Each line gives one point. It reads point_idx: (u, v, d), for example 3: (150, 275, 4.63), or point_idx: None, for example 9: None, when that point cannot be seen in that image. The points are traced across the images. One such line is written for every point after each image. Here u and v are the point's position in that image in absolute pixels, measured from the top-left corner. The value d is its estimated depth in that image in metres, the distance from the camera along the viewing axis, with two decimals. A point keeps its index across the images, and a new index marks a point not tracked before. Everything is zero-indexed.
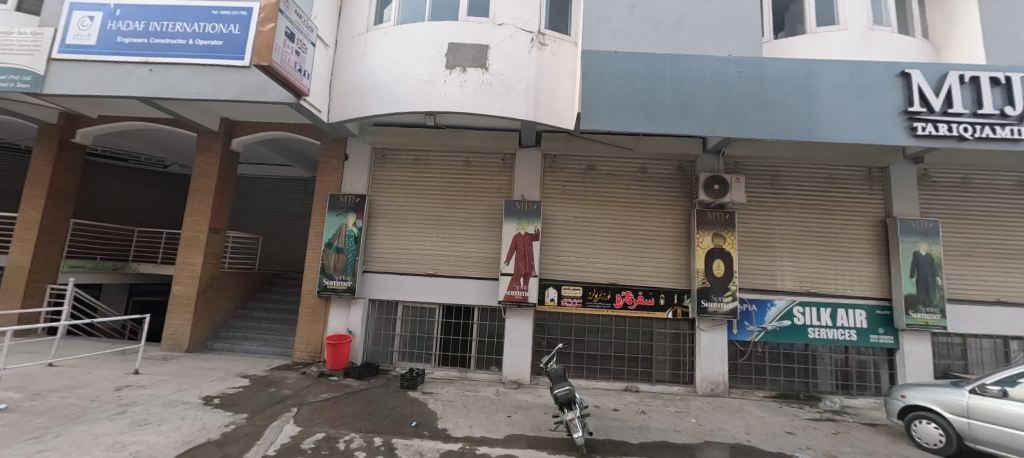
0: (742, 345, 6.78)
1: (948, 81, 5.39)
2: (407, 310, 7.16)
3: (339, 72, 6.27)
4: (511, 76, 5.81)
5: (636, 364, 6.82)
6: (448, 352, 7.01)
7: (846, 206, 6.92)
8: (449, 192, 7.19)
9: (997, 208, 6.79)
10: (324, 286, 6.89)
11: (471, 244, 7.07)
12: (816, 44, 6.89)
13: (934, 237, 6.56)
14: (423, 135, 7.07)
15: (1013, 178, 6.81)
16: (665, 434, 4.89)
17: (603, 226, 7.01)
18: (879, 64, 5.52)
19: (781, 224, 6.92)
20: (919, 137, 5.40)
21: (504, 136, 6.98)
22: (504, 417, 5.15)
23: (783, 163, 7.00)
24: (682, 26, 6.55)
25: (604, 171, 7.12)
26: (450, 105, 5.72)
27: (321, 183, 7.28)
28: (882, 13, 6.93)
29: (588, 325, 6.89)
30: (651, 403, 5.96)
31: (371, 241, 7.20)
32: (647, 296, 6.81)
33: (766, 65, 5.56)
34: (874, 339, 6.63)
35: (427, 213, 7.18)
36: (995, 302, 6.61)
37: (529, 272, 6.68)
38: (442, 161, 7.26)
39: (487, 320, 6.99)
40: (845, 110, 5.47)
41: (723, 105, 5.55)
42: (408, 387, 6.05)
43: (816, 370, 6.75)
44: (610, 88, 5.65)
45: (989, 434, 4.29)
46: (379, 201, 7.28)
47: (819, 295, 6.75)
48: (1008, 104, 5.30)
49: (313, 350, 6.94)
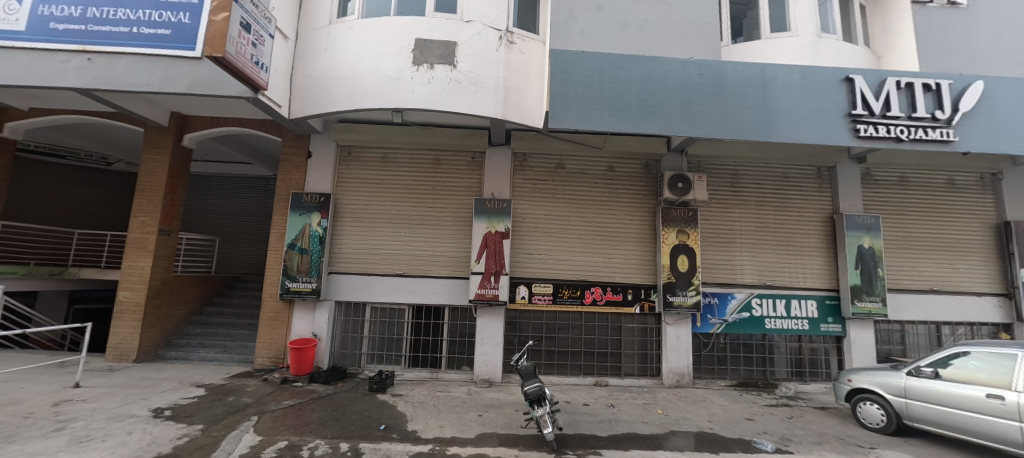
0: (705, 337, 7.05)
1: (887, 87, 5.79)
2: (375, 311, 7.00)
3: (300, 66, 6.03)
4: (479, 73, 5.77)
5: (605, 359, 6.95)
6: (419, 353, 6.90)
7: (799, 203, 7.33)
8: (418, 191, 7.07)
9: (930, 204, 7.38)
10: (287, 289, 6.62)
11: (441, 243, 6.99)
12: (769, 49, 7.24)
13: (876, 231, 7.06)
14: (390, 132, 6.91)
15: (942, 177, 7.44)
16: (633, 426, 5.02)
17: (572, 224, 7.10)
18: (827, 69, 5.86)
19: (740, 220, 7.24)
20: (861, 139, 5.79)
21: (473, 134, 6.93)
22: (475, 417, 5.13)
23: (742, 163, 7.32)
24: (647, 29, 6.75)
25: (573, 169, 7.21)
26: (418, 102, 5.62)
27: (282, 181, 6.98)
28: (829, 22, 7.37)
29: (558, 322, 6.97)
30: (620, 397, 6.10)
31: (337, 241, 6.98)
32: (615, 292, 6.97)
33: (725, 68, 5.80)
34: (825, 328, 7.06)
35: (396, 212, 7.03)
36: (929, 291, 7.19)
37: (499, 270, 6.68)
38: (411, 159, 7.13)
39: (458, 319, 6.94)
40: (797, 112, 5.78)
41: (686, 106, 5.75)
42: (377, 390, 5.91)
43: (773, 359, 7.12)
44: (578, 87, 5.73)
45: (924, 412, 4.66)
46: (345, 200, 7.07)
47: (776, 287, 7.12)
48: (939, 108, 5.76)
49: (275, 355, 6.65)
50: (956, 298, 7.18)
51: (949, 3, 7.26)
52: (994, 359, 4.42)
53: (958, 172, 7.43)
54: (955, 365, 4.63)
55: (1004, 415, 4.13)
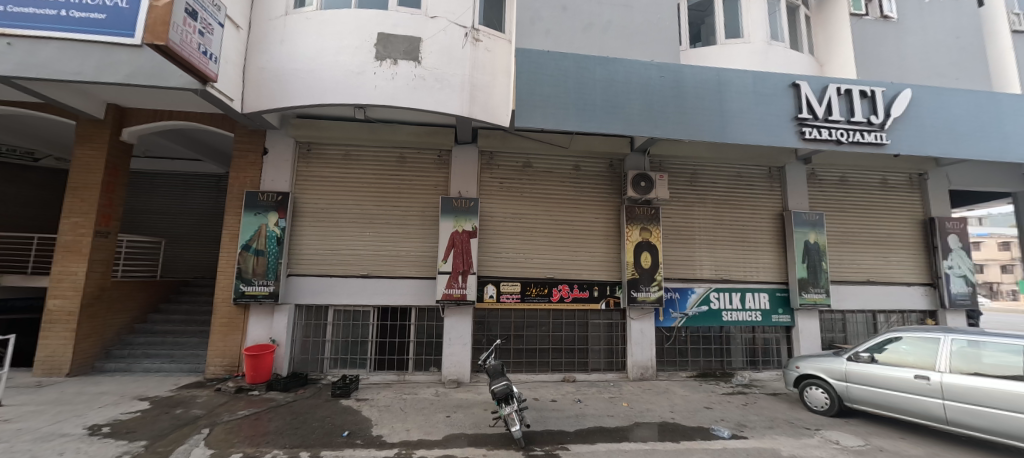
0: (667, 330, 7.31)
1: (828, 93, 6.22)
2: (338, 314, 6.77)
3: (253, 58, 5.72)
4: (445, 70, 5.69)
5: (573, 355, 7.06)
6: (384, 355, 6.73)
7: (752, 201, 7.73)
8: (383, 190, 6.89)
9: (867, 202, 7.99)
10: (241, 293, 6.28)
11: (407, 242, 6.84)
12: (724, 55, 7.60)
13: (820, 228, 7.56)
14: (352, 129, 6.69)
15: (877, 177, 8.08)
16: (599, 420, 5.13)
17: (540, 223, 7.16)
18: (776, 74, 6.21)
19: (699, 217, 7.56)
20: (807, 141, 6.19)
21: (439, 132, 6.84)
22: (443, 418, 5.07)
23: (700, 162, 7.63)
24: (610, 31, 6.93)
25: (539, 168, 7.26)
26: (381, 98, 5.47)
27: (235, 179, 6.61)
28: (778, 30, 7.82)
29: (526, 319, 7.01)
30: (587, 392, 6.22)
31: (296, 242, 6.69)
32: (582, 289, 7.08)
33: (684, 71, 6.01)
34: (776, 319, 7.50)
35: (359, 211, 6.82)
36: (866, 282, 7.79)
37: (467, 270, 6.63)
38: (374, 156, 6.93)
39: (425, 320, 6.83)
40: (749, 115, 6.10)
41: (647, 107, 5.93)
42: (340, 395, 5.72)
43: (729, 349, 7.49)
44: (544, 86, 5.78)
45: (861, 394, 5.06)
46: (305, 199, 6.78)
47: (731, 281, 7.49)
48: (873, 113, 6.24)
49: (229, 363, 6.30)
50: (889, 288, 7.82)
51: (882, 17, 7.89)
52: (921, 342, 4.83)
53: (891, 172, 8.09)
54: (889, 349, 5.04)
55: (929, 393, 4.53)
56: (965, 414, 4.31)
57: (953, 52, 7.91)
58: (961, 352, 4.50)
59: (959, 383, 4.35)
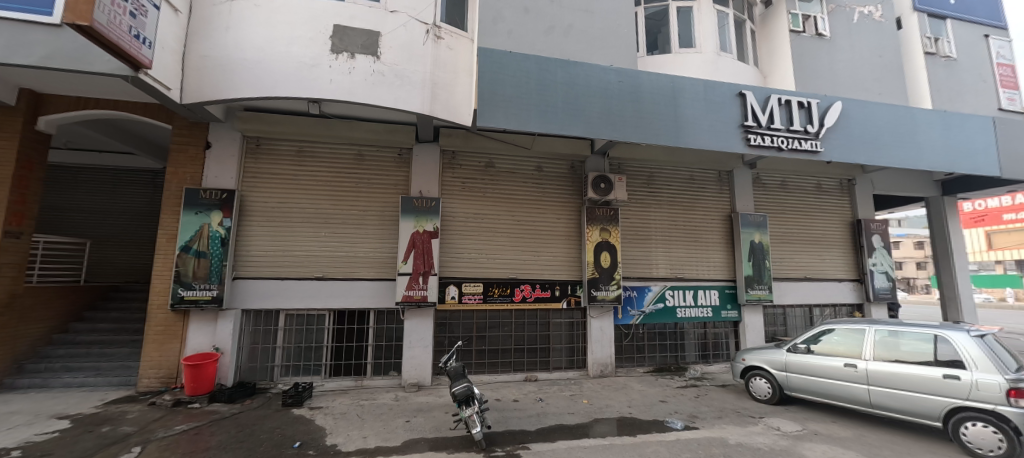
0: (626, 327, 7.53)
1: (770, 102, 6.67)
2: (290, 318, 6.43)
3: (194, 44, 5.30)
4: (405, 66, 5.54)
5: (534, 354, 7.11)
6: (340, 361, 6.46)
7: (704, 203, 8.14)
8: (339, 188, 6.62)
9: (804, 205, 8.65)
10: (180, 298, 5.81)
11: (365, 243, 6.61)
12: (679, 63, 7.93)
13: (763, 228, 8.09)
14: (306, 124, 6.38)
15: (812, 182, 8.76)
16: (560, 418, 5.19)
17: (502, 223, 7.15)
18: (724, 84, 6.58)
19: (655, 218, 7.86)
20: (752, 147, 6.61)
21: (399, 130, 6.66)
22: (403, 423, 4.93)
23: (656, 166, 7.94)
24: (571, 35, 7.08)
25: (502, 168, 7.25)
26: (337, 93, 5.24)
27: (173, 175, 6.11)
28: (727, 42, 8.28)
29: (489, 320, 6.97)
30: (549, 390, 6.29)
31: (243, 243, 6.27)
32: (544, 289, 7.16)
33: (641, 77, 6.23)
34: (725, 314, 7.94)
35: (313, 211, 6.50)
36: (804, 279, 8.42)
37: (428, 270, 6.50)
38: (330, 154, 6.64)
39: (384, 323, 6.62)
40: (701, 121, 6.42)
41: (607, 111, 6.09)
42: (292, 404, 5.42)
43: (683, 344, 7.84)
44: (506, 87, 5.82)
45: (799, 383, 5.48)
46: (252, 197, 6.37)
47: (685, 279, 7.84)
48: (809, 122, 6.76)
49: (166, 375, 5.80)
50: (823, 284, 8.50)
51: (817, 34, 8.56)
52: (850, 333, 5.28)
53: (824, 177, 8.80)
54: (823, 341, 5.48)
55: (856, 380, 4.97)
56: (886, 398, 4.75)
57: (877, 69, 8.73)
58: (883, 341, 4.96)
59: (882, 369, 4.79)
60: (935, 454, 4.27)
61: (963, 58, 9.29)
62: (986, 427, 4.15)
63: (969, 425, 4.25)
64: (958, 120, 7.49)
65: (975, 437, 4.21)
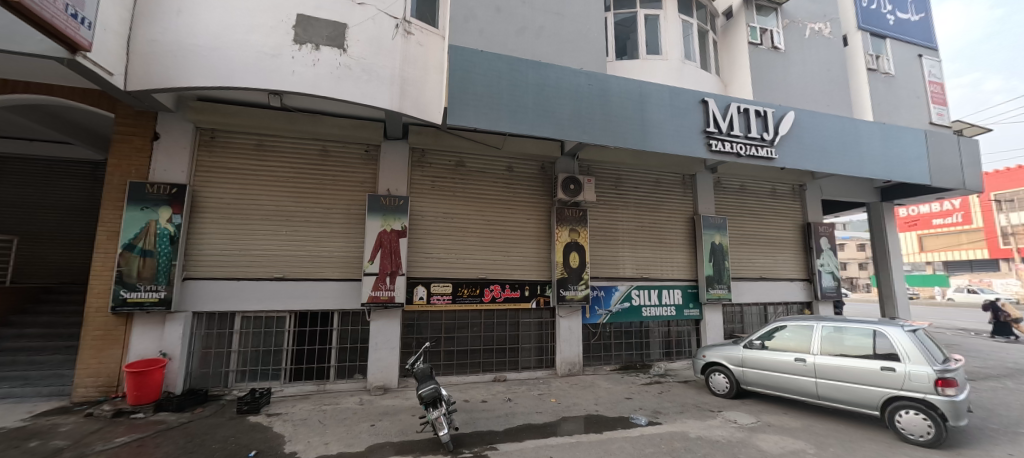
0: (593, 327, 7.67)
1: (730, 110, 7.00)
2: (247, 321, 6.09)
3: (141, 27, 4.92)
4: (373, 61, 5.32)
5: (503, 354, 7.10)
6: (301, 365, 6.19)
7: (668, 205, 8.42)
8: (301, 185, 6.35)
9: (760, 208, 9.12)
10: (122, 300, 5.38)
11: (329, 242, 6.37)
12: (646, 69, 8.14)
13: (723, 230, 8.46)
14: (267, 117, 6.09)
15: (767, 187, 9.25)
16: (528, 417, 5.21)
17: (471, 223, 7.10)
18: (688, 91, 6.83)
19: (622, 219, 8.05)
20: (713, 152, 6.90)
21: (366, 126, 6.47)
22: (367, 427, 4.79)
23: (624, 168, 8.14)
24: (542, 36, 7.14)
25: (472, 168, 7.20)
26: (300, 86, 5.00)
27: (116, 167, 5.66)
28: (691, 50, 8.60)
29: (458, 321, 6.90)
30: (518, 390, 6.31)
31: (195, 241, 5.89)
32: (513, 289, 7.17)
33: (610, 81, 6.36)
34: (687, 313, 8.24)
35: (273, 208, 6.20)
36: (760, 278, 8.88)
37: (396, 271, 6.36)
38: (292, 148, 6.35)
39: (349, 324, 6.41)
40: (666, 126, 6.63)
41: (577, 113, 6.18)
42: (247, 411, 5.15)
43: (648, 342, 8.08)
44: (477, 86, 5.80)
45: (755, 377, 5.77)
46: (206, 192, 6.00)
47: (650, 279, 8.08)
48: (765, 130, 7.15)
49: (105, 383, 5.36)
50: (776, 283, 9.00)
51: (773, 47, 9.04)
52: (800, 329, 5.61)
53: (778, 183, 9.32)
54: (777, 337, 5.78)
55: (805, 373, 5.30)
56: (832, 390, 5.08)
57: (826, 83, 9.35)
58: (829, 337, 5.30)
59: (828, 363, 5.13)
60: (874, 440, 4.60)
61: (900, 75, 10.10)
62: (918, 414, 4.50)
63: (903, 413, 4.60)
64: (895, 132, 8.14)
65: (908, 423, 4.55)
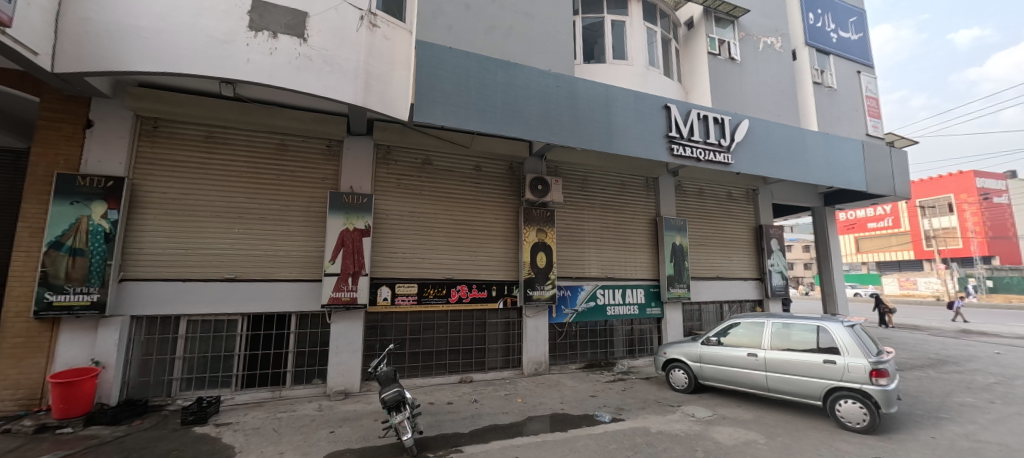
0: (560, 326, 7.76)
1: (691, 116, 7.30)
2: (193, 325, 5.66)
3: (72, 4, 4.46)
4: (335, 52, 5.08)
5: (470, 355, 7.03)
6: (255, 370, 5.85)
7: (632, 207, 8.66)
8: (256, 180, 6.00)
9: (717, 211, 9.56)
10: (46, 305, 4.85)
11: (287, 241, 6.06)
12: (613, 73, 8.33)
13: (683, 231, 8.80)
14: (218, 107, 5.70)
15: (724, 191, 9.71)
16: (494, 418, 5.19)
17: (438, 222, 6.97)
18: (652, 96, 7.05)
19: (589, 220, 8.19)
20: (675, 156, 7.15)
21: (328, 120, 6.21)
22: (325, 435, 4.59)
23: (591, 170, 8.29)
24: (511, 36, 7.14)
25: (439, 166, 7.08)
26: (255, 75, 4.71)
27: (40, 157, 5.11)
28: (655, 57, 8.90)
29: (423, 322, 6.75)
30: (484, 391, 6.27)
31: (134, 238, 5.42)
32: (480, 289, 7.13)
33: (577, 84, 6.47)
34: (649, 311, 8.51)
35: (225, 203, 5.82)
36: (716, 278, 9.30)
37: (358, 271, 6.14)
38: (246, 141, 5.99)
39: (308, 327, 6.12)
40: (631, 129, 6.81)
41: (545, 115, 6.22)
42: (193, 422, 4.79)
43: (612, 341, 8.26)
44: (445, 83, 5.71)
45: (712, 373, 6.04)
46: (148, 186, 5.54)
47: (615, 279, 8.27)
48: (722, 137, 7.51)
49: (26, 396, 4.82)
50: (731, 282, 9.47)
51: (730, 58, 9.50)
52: (752, 326, 5.93)
53: (733, 187, 9.81)
54: (732, 333, 6.07)
55: (756, 367, 5.61)
56: (781, 383, 5.40)
57: (777, 93, 9.96)
58: (778, 332, 5.64)
59: (777, 357, 5.46)
60: (817, 429, 4.93)
61: (841, 89, 10.93)
62: (855, 403, 4.85)
63: (843, 403, 4.94)
64: (837, 142, 8.79)
65: (846, 412, 4.89)
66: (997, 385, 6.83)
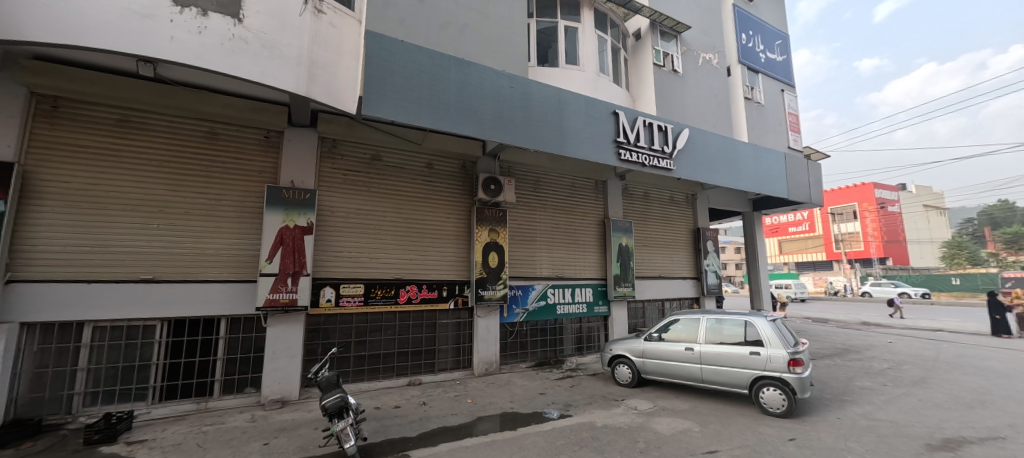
0: (511, 325, 7.80)
1: (637, 123, 7.66)
2: (101, 332, 5.02)
3: None
4: (276, 37, 4.73)
5: (419, 357, 6.85)
6: (177, 381, 5.30)
7: (582, 209, 8.91)
8: (181, 171, 5.45)
9: (659, 214, 10.10)
10: None
11: (217, 238, 5.56)
12: (565, 77, 8.52)
13: (629, 232, 9.20)
14: (135, 88, 5.10)
15: (666, 195, 10.29)
16: (443, 420, 5.10)
17: (387, 221, 6.74)
18: (602, 102, 7.31)
19: (540, 220, 8.32)
20: (623, 161, 7.45)
21: (267, 109, 5.79)
22: (259, 447, 4.26)
23: (543, 172, 8.42)
24: (466, 34, 7.08)
25: (388, 163, 6.83)
26: (181, 55, 4.26)
27: None
28: (605, 65, 9.24)
29: (370, 324, 6.49)
30: (433, 393, 6.14)
31: (26, 233, 4.71)
32: (430, 289, 6.98)
33: (531, 86, 6.54)
34: (597, 310, 8.80)
35: (142, 196, 5.23)
36: (658, 277, 9.83)
37: (299, 271, 5.78)
38: (169, 127, 5.41)
39: (239, 332, 5.64)
40: (581, 134, 7.01)
41: (498, 114, 6.23)
42: (99, 441, 4.23)
43: (561, 339, 8.45)
44: (396, 78, 5.54)
45: (655, 367, 6.37)
46: (45, 174, 4.84)
47: (565, 278, 8.47)
48: (665, 144, 7.95)
49: None
50: (671, 281, 10.05)
51: (673, 70, 10.09)
52: (690, 321, 6.32)
53: (675, 191, 10.42)
54: (673, 329, 6.43)
55: (693, 361, 6.00)
56: (714, 374, 5.81)
57: (714, 106, 10.72)
58: (712, 327, 6.06)
59: (711, 351, 5.86)
60: (744, 415, 5.36)
61: (768, 105, 12.00)
62: (776, 390, 5.32)
63: (766, 390, 5.40)
64: (764, 153, 9.63)
65: (768, 398, 5.36)
66: (889, 369, 7.83)
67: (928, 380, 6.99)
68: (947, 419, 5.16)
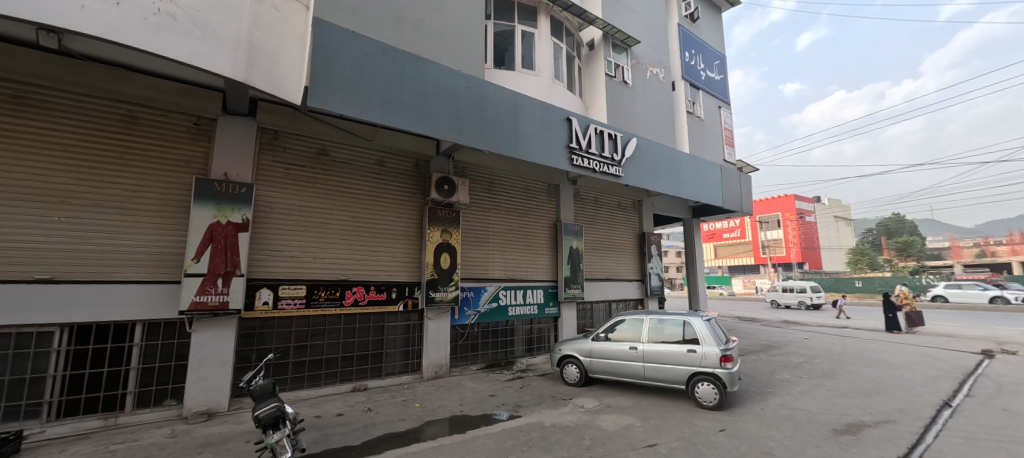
0: (461, 327, 7.72)
1: (589, 130, 7.90)
2: None
3: None
4: (209, 16, 4.34)
5: (365, 361, 6.58)
6: (80, 394, 4.68)
7: (535, 211, 9.03)
8: (91, 157, 4.84)
9: (608, 218, 10.49)
10: None
11: (133, 234, 4.99)
12: (521, 81, 8.61)
13: (579, 236, 9.47)
14: (35, 61, 4.47)
15: (615, 200, 10.70)
16: (390, 426, 4.93)
17: (334, 219, 6.41)
18: (556, 108, 7.47)
19: (493, 222, 8.32)
20: (575, 166, 7.65)
21: (197, 93, 5.28)
22: None
23: (497, 173, 8.43)
24: (421, 30, 6.93)
25: (336, 158, 6.51)
26: (92, 27, 3.77)
27: None
28: (560, 71, 9.45)
29: (311, 328, 6.13)
30: (380, 398, 5.92)
31: None
32: (378, 291, 6.73)
33: (487, 87, 6.54)
34: (547, 311, 8.95)
35: (42, 184, 4.59)
36: (606, 279, 10.20)
37: (232, 271, 5.34)
38: (77, 108, 4.79)
39: (159, 339, 5.09)
40: (536, 137, 7.11)
41: (453, 114, 6.16)
42: None
43: (512, 340, 8.50)
44: (346, 70, 5.29)
45: (601, 366, 6.59)
46: None
47: (517, 280, 8.53)
48: (614, 151, 8.27)
49: None
50: (618, 283, 10.47)
51: (623, 81, 10.54)
52: (634, 321, 6.61)
53: (623, 197, 10.87)
54: (618, 329, 6.69)
55: (636, 359, 6.28)
56: (656, 372, 6.12)
57: (659, 118, 11.34)
58: (654, 327, 6.38)
59: (653, 349, 6.18)
60: (681, 410, 5.69)
61: (707, 120, 12.89)
62: (709, 385, 5.70)
63: (701, 386, 5.77)
64: (702, 164, 10.33)
65: (702, 393, 5.73)
66: (805, 363, 8.67)
67: (836, 372, 7.83)
68: (851, 406, 5.80)
